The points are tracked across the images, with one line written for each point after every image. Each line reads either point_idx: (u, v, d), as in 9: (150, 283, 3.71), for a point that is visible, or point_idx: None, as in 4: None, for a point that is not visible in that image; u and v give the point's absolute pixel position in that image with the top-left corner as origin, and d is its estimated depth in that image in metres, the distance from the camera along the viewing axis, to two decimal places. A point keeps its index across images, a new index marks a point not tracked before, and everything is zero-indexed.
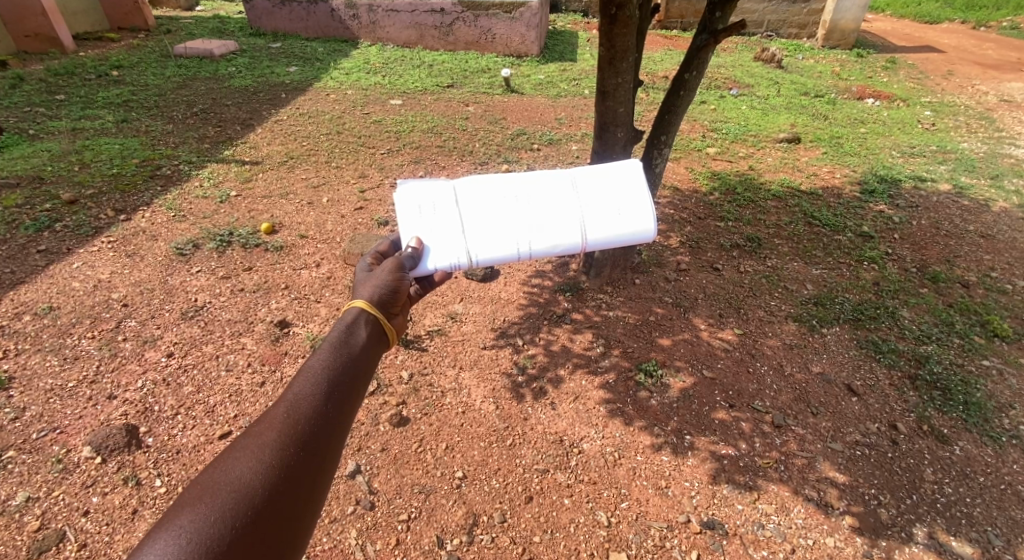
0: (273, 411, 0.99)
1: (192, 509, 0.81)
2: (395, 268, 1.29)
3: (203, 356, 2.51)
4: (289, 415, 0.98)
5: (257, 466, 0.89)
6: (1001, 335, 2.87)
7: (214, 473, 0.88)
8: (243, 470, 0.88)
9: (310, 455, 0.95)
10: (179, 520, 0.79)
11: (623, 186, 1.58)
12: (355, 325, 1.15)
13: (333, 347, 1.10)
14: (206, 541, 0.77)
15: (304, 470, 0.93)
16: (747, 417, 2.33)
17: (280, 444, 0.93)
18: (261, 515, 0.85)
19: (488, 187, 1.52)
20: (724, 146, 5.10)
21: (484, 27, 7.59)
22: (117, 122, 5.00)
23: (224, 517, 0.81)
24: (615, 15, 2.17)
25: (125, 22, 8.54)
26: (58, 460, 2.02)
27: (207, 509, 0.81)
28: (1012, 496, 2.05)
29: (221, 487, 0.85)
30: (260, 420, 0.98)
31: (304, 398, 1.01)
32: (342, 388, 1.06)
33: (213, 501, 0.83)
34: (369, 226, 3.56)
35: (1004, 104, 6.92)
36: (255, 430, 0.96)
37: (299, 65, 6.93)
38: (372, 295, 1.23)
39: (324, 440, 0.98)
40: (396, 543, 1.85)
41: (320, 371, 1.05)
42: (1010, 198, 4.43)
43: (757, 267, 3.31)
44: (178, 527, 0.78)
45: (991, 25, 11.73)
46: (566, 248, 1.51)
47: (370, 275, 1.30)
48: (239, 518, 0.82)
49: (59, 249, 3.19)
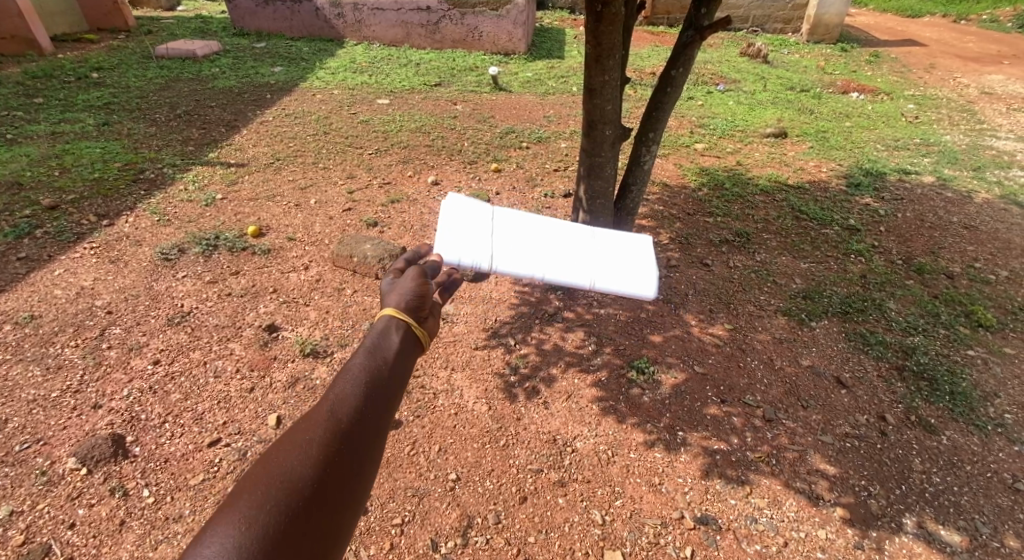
0: (317, 409, 0.92)
1: (236, 507, 0.74)
2: (419, 277, 1.23)
3: (190, 362, 2.47)
4: (329, 415, 0.90)
5: (303, 468, 0.81)
6: (985, 324, 2.91)
7: (262, 470, 0.81)
8: (287, 468, 0.81)
9: (356, 460, 0.87)
10: (232, 521, 0.72)
11: (633, 256, 1.55)
12: (390, 330, 1.06)
13: (367, 353, 1.02)
14: (254, 544, 0.70)
15: (348, 475, 0.85)
16: (738, 411, 2.34)
17: (324, 443, 0.85)
18: (310, 522, 0.77)
19: (523, 219, 1.57)
20: (711, 141, 5.13)
21: (470, 25, 7.55)
22: (98, 125, 4.92)
23: (272, 521, 0.73)
24: (600, 13, 2.16)
25: (104, 24, 8.40)
26: (41, 473, 1.99)
27: (254, 509, 0.74)
28: (998, 484, 2.09)
29: (265, 487, 0.77)
30: (303, 417, 0.91)
31: (344, 399, 0.93)
32: (382, 389, 0.98)
33: (262, 499, 0.76)
34: (358, 227, 3.53)
35: (984, 96, 7.03)
36: (301, 426, 0.89)
37: (284, 65, 6.84)
38: (399, 303, 1.15)
39: (368, 444, 0.90)
40: (390, 547, 1.83)
41: (358, 373, 0.97)
42: (991, 189, 4.50)
43: (747, 262, 3.33)
44: (223, 530, 0.71)
45: (971, 18, 11.91)
46: (572, 284, 1.45)
47: (397, 284, 1.24)
48: (284, 523, 0.74)
49: (40, 256, 3.13)
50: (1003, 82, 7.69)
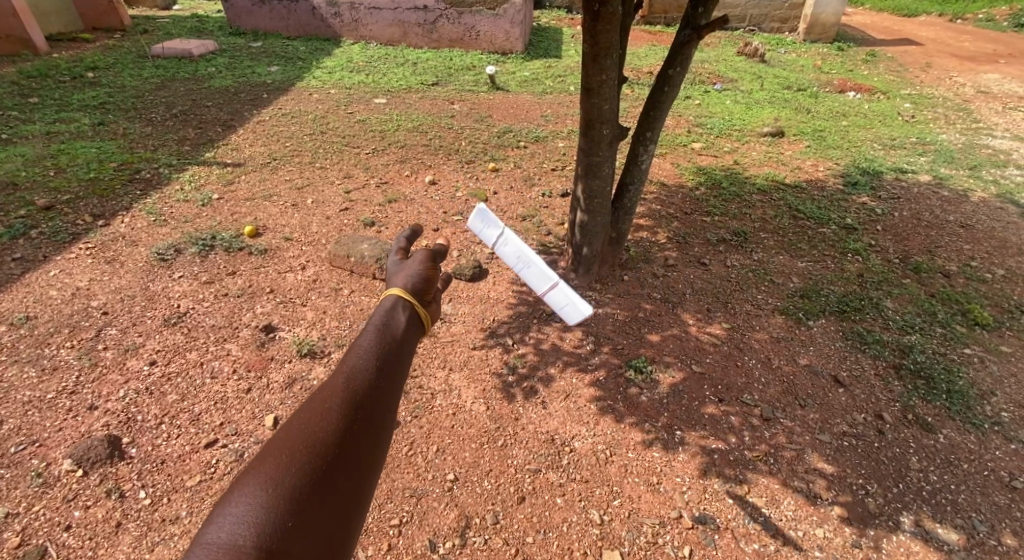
0: (336, 378, 0.94)
1: (259, 474, 0.76)
2: (425, 260, 1.22)
3: (187, 363, 2.46)
4: (345, 386, 0.91)
5: (323, 435, 0.83)
6: (981, 323, 2.92)
7: (288, 431, 0.84)
8: (307, 436, 0.83)
9: (372, 428, 0.89)
10: (258, 475, 0.75)
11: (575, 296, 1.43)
12: (400, 309, 1.08)
13: (377, 328, 1.02)
14: (278, 509, 0.72)
15: (365, 443, 0.86)
16: (736, 410, 2.34)
17: (341, 412, 0.87)
18: (330, 487, 0.79)
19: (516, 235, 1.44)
20: (709, 141, 5.13)
21: (467, 24, 7.54)
22: (93, 124, 4.90)
23: (295, 486, 0.75)
24: (597, 12, 2.14)
25: (100, 23, 8.37)
26: (37, 475, 1.98)
27: (276, 475, 0.76)
28: (994, 482, 2.10)
29: (286, 454, 0.79)
30: (323, 386, 0.93)
31: (358, 370, 0.94)
32: (395, 361, 0.98)
33: (289, 456, 0.79)
34: (355, 227, 3.52)
35: (980, 96, 7.05)
36: (322, 393, 0.91)
37: (281, 65, 6.82)
38: (403, 284, 1.14)
39: (383, 413, 0.91)
40: (388, 548, 1.83)
41: (370, 346, 0.98)
42: (988, 188, 4.51)
43: (744, 261, 3.33)
44: (247, 495, 0.73)
45: (967, 17, 11.94)
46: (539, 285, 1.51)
47: (402, 267, 1.24)
48: (306, 488, 0.76)
49: (35, 257, 3.11)
50: (999, 81, 7.71)
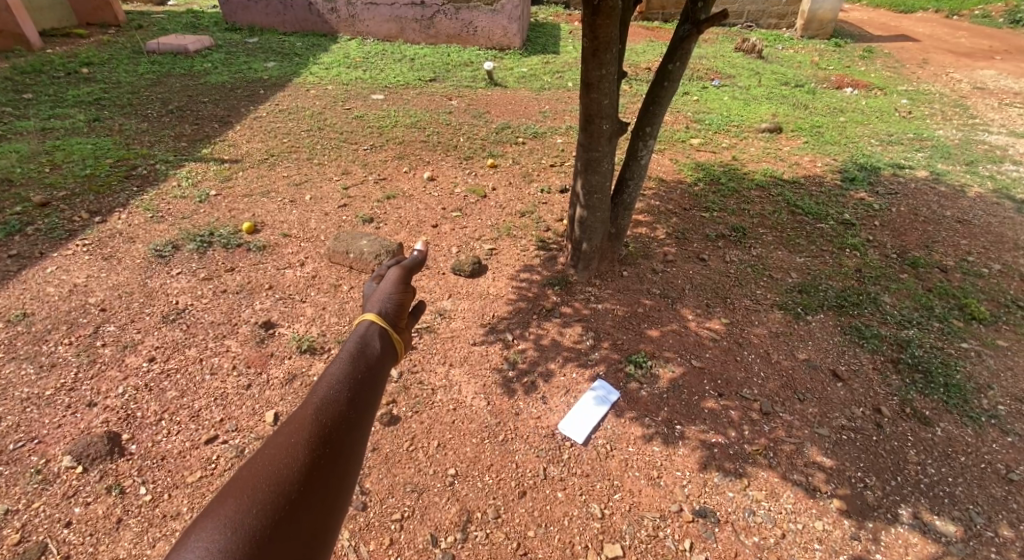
0: (302, 411, 0.90)
1: (219, 514, 0.72)
2: (398, 283, 1.19)
3: (186, 360, 2.45)
4: (313, 419, 0.87)
5: (287, 474, 0.79)
6: (978, 317, 2.94)
7: (249, 472, 0.80)
8: (271, 475, 0.79)
9: (339, 463, 0.85)
10: (219, 517, 0.71)
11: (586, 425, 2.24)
12: (371, 337, 1.03)
13: (348, 356, 0.98)
14: (237, 550, 0.67)
15: (329, 480, 0.82)
16: (735, 405, 2.35)
17: (308, 447, 0.83)
18: (294, 526, 0.74)
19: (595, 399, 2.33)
20: (707, 137, 5.13)
21: (465, 20, 7.50)
22: (88, 121, 4.86)
23: (257, 527, 0.70)
24: (597, 6, 2.13)
25: (94, 18, 8.29)
26: (36, 472, 1.97)
27: (236, 515, 0.71)
28: (991, 474, 2.11)
29: (248, 494, 0.75)
30: (289, 421, 0.89)
31: (329, 401, 0.91)
32: (367, 391, 0.95)
33: (251, 495, 0.75)
34: (353, 224, 3.50)
35: (977, 92, 7.07)
36: (287, 429, 0.87)
37: (277, 61, 6.76)
38: (377, 311, 1.11)
39: (350, 448, 0.87)
40: (389, 543, 1.83)
41: (341, 375, 0.94)
42: (984, 183, 4.54)
43: (743, 257, 3.34)
44: (204, 538, 0.68)
45: (964, 13, 11.96)
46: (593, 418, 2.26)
47: (376, 291, 1.20)
48: (268, 530, 0.71)
49: (32, 253, 3.09)
50: (995, 78, 7.73)
